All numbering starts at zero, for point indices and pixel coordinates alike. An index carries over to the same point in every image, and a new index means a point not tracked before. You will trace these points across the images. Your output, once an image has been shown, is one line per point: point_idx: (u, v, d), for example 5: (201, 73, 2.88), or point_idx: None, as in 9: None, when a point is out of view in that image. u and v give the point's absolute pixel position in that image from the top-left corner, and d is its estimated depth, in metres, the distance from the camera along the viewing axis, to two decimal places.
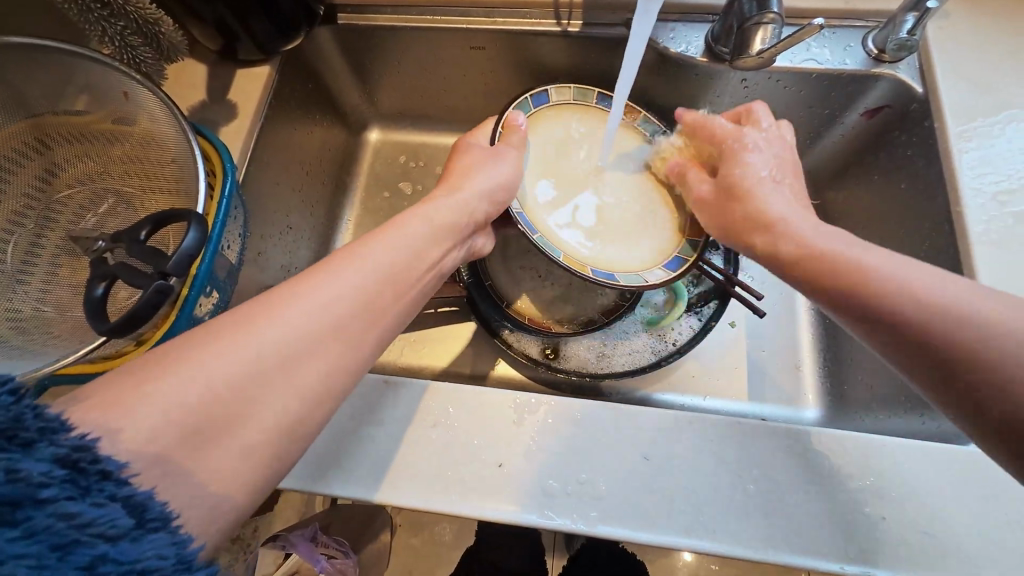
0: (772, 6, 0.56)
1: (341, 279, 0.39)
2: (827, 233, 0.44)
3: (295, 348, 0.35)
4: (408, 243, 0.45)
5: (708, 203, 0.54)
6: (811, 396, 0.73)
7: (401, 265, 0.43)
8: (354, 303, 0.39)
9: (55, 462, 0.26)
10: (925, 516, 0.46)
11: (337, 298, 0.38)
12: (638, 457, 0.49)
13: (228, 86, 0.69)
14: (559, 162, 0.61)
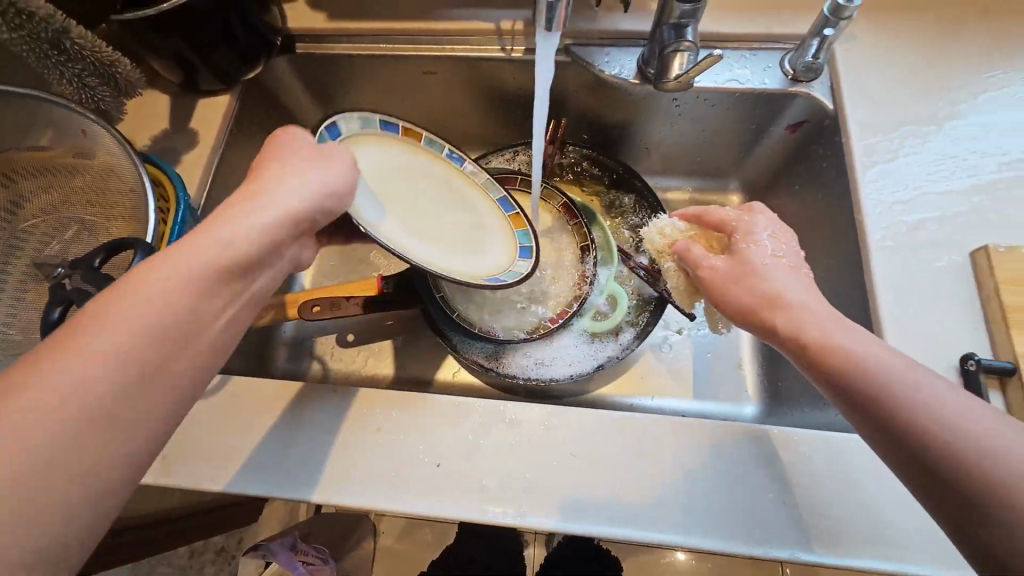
0: (687, 35, 0.61)
1: (118, 327, 0.33)
2: (800, 288, 0.48)
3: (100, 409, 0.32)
4: (212, 247, 0.38)
5: (723, 288, 0.51)
6: (750, 393, 0.77)
7: (203, 283, 0.37)
8: (148, 338, 0.34)
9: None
10: (822, 503, 0.51)
11: (128, 349, 0.33)
12: (565, 454, 0.53)
13: (191, 115, 0.73)
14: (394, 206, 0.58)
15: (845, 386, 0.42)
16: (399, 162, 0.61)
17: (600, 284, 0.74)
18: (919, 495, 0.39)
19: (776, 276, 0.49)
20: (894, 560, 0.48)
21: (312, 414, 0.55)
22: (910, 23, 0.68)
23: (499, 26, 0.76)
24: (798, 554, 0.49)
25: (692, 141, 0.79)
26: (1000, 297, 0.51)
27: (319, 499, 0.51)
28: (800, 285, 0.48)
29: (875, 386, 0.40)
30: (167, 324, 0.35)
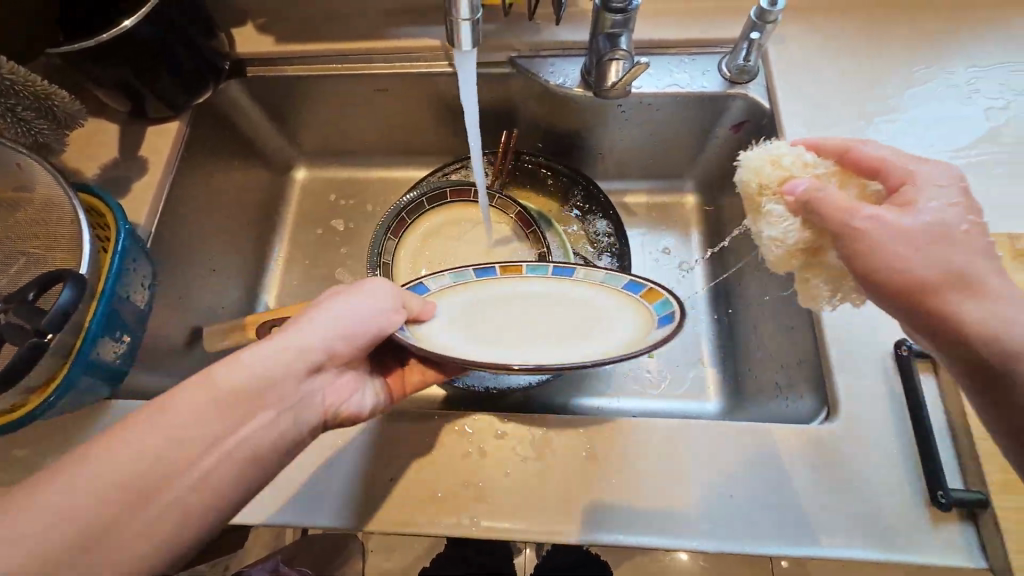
0: (621, 44, 0.62)
1: (163, 429, 0.37)
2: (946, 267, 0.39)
3: (136, 484, 0.35)
4: (249, 369, 0.40)
5: (862, 251, 0.41)
6: (714, 388, 0.77)
7: (237, 402, 0.39)
8: (183, 443, 0.37)
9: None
10: (780, 493, 0.48)
11: (167, 451, 0.36)
12: (517, 458, 0.52)
13: (140, 142, 0.73)
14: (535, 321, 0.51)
15: (1006, 383, 0.39)
16: (483, 293, 0.54)
17: None
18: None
19: (943, 241, 0.40)
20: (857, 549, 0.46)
21: None
22: (836, 23, 0.71)
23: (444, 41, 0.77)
24: (757, 548, 0.46)
25: (643, 145, 0.80)
26: None
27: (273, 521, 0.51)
28: (986, 259, 0.40)
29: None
30: (179, 446, 0.37)
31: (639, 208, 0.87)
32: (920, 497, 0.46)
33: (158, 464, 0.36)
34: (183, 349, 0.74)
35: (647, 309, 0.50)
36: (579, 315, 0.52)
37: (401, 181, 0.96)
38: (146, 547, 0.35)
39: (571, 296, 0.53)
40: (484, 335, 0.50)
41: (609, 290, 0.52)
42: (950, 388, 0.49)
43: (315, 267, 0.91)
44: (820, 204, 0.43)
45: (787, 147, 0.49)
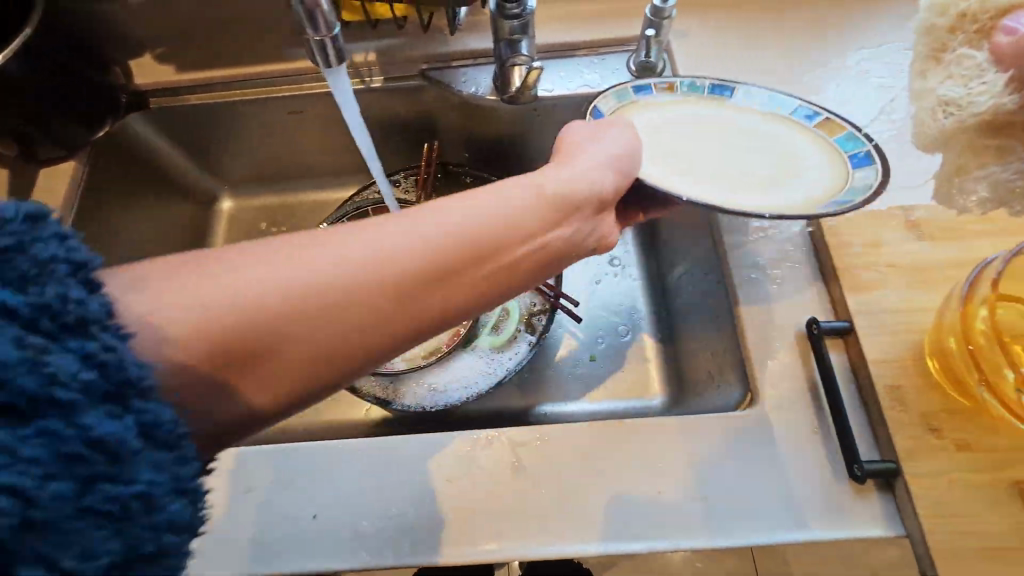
0: (521, 49, 0.63)
1: (383, 242, 0.32)
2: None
3: (315, 309, 0.30)
4: (566, 181, 0.42)
5: None
6: (659, 384, 0.77)
7: (498, 226, 0.36)
8: (388, 266, 0.32)
9: (163, 477, 0.26)
10: (708, 486, 0.47)
11: (358, 278, 0.31)
12: (440, 480, 0.50)
13: (33, 186, 0.69)
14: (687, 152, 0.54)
15: None
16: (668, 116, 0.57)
17: None
18: None
19: None
20: (786, 532, 0.45)
21: None
22: (733, 15, 0.73)
23: (352, 59, 0.74)
24: (688, 543, 0.46)
25: None
26: (832, 261, 0.53)
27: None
28: None
29: None
30: (296, 287, 0.30)
31: None
32: (840, 473, 0.47)
33: (383, 271, 0.31)
34: None
35: (836, 152, 0.53)
36: (775, 146, 0.55)
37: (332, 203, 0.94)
38: (417, 326, 0.33)
39: (793, 142, 0.56)
40: (669, 148, 0.55)
41: (783, 114, 0.58)
42: (859, 364, 0.50)
43: None
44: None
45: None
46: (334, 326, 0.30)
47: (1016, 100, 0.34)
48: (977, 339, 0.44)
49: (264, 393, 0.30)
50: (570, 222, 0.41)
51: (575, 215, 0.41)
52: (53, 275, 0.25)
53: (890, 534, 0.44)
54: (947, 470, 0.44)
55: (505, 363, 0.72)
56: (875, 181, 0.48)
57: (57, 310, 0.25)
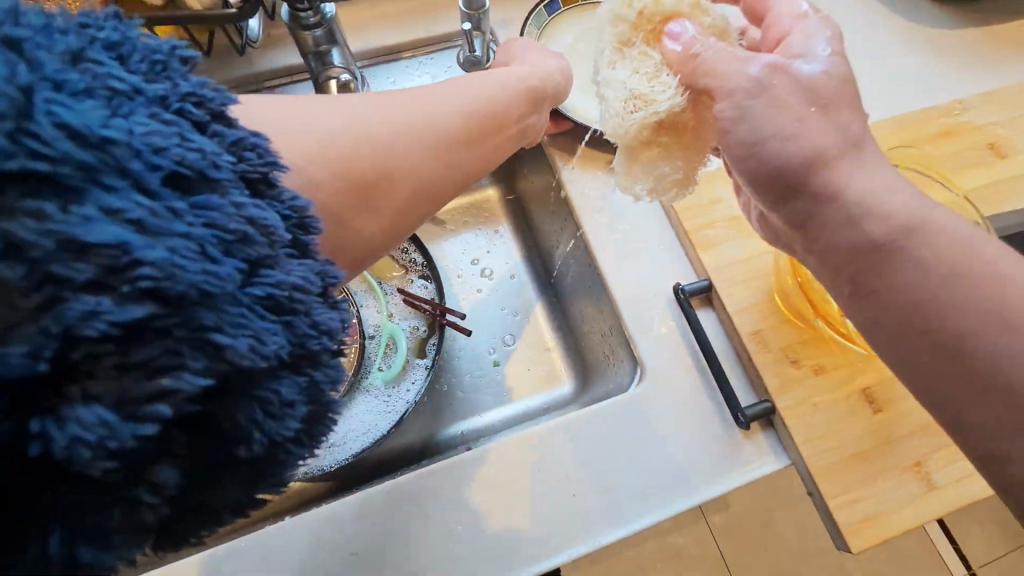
0: (332, 61, 0.57)
1: (433, 110, 0.42)
2: (790, 114, 0.40)
3: (392, 149, 0.38)
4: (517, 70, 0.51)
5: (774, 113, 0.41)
6: (565, 370, 0.78)
7: (482, 103, 0.46)
8: (446, 124, 0.42)
9: (311, 274, 0.28)
10: (615, 473, 0.48)
11: (420, 129, 0.40)
12: (345, 554, 0.45)
13: None
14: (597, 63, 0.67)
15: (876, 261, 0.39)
16: (580, 32, 0.68)
17: (375, 330, 0.69)
18: (909, 364, 0.39)
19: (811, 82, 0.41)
20: (694, 493, 0.47)
21: None
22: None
23: None
24: (608, 538, 0.46)
25: None
26: (682, 225, 0.56)
27: None
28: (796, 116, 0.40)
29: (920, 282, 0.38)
30: (397, 143, 0.39)
31: (452, 217, 0.86)
32: (727, 424, 0.49)
33: (443, 123, 0.42)
34: None
35: None
36: None
37: None
38: (468, 175, 0.44)
39: None
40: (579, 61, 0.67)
41: None
42: (724, 316, 0.53)
43: None
44: (699, 61, 0.44)
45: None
46: (412, 164, 0.39)
47: (682, 100, 0.46)
48: (805, 273, 0.48)
49: (382, 221, 0.39)
50: (531, 104, 0.51)
51: (541, 106, 0.53)
52: (173, 72, 0.27)
53: (778, 466, 0.48)
54: (811, 394, 0.48)
55: (406, 395, 0.66)
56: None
57: (194, 99, 0.27)
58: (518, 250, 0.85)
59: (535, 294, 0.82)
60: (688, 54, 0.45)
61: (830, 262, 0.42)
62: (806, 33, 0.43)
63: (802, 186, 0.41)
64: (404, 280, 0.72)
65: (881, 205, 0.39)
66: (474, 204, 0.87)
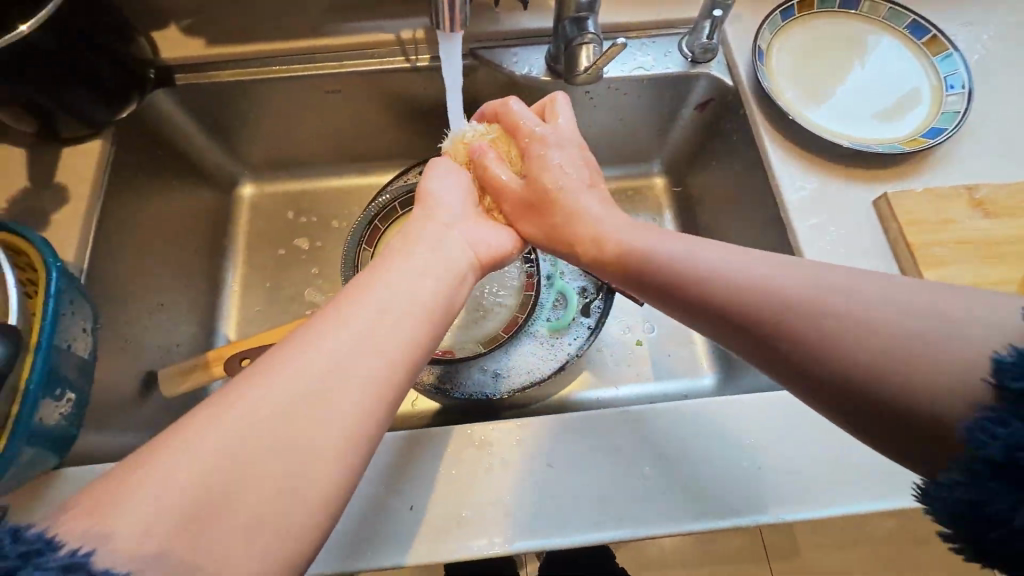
0: (589, 28, 0.61)
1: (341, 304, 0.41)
2: (592, 199, 0.54)
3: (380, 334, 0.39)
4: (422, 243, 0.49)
5: (547, 211, 0.56)
6: (707, 364, 0.79)
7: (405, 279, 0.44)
8: (420, 281, 0.44)
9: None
10: (803, 461, 0.49)
11: (384, 297, 0.42)
12: (540, 466, 0.50)
13: (59, 166, 0.65)
14: (825, 69, 0.67)
15: (729, 315, 0.40)
16: (813, 36, 0.68)
17: (547, 283, 0.74)
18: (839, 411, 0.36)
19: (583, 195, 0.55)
20: (885, 500, 0.48)
21: None
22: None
23: (399, 36, 0.72)
24: (792, 516, 0.47)
25: (610, 130, 0.79)
26: (904, 238, 0.55)
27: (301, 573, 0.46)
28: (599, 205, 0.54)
29: (783, 323, 0.37)
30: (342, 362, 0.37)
31: None
32: None
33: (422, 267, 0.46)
34: (137, 398, 0.66)
35: (937, 76, 0.64)
36: (886, 67, 0.66)
37: (365, 189, 0.91)
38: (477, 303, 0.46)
39: (901, 61, 0.66)
40: (806, 64, 0.67)
41: (894, 28, 0.67)
42: None
43: (277, 292, 0.84)
44: (479, 158, 0.60)
45: (470, 125, 0.66)
46: (321, 369, 0.36)
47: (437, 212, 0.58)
48: None
49: (366, 393, 0.37)
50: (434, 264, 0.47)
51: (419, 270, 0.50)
52: None
53: None
54: None
55: (568, 348, 0.71)
56: (963, 106, 0.61)
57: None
58: None
59: None
60: (430, 181, 0.59)
61: (732, 337, 0.41)
62: (548, 148, 0.58)
63: (662, 280, 0.45)
64: None
65: (688, 263, 0.44)
66: (631, 193, 0.86)
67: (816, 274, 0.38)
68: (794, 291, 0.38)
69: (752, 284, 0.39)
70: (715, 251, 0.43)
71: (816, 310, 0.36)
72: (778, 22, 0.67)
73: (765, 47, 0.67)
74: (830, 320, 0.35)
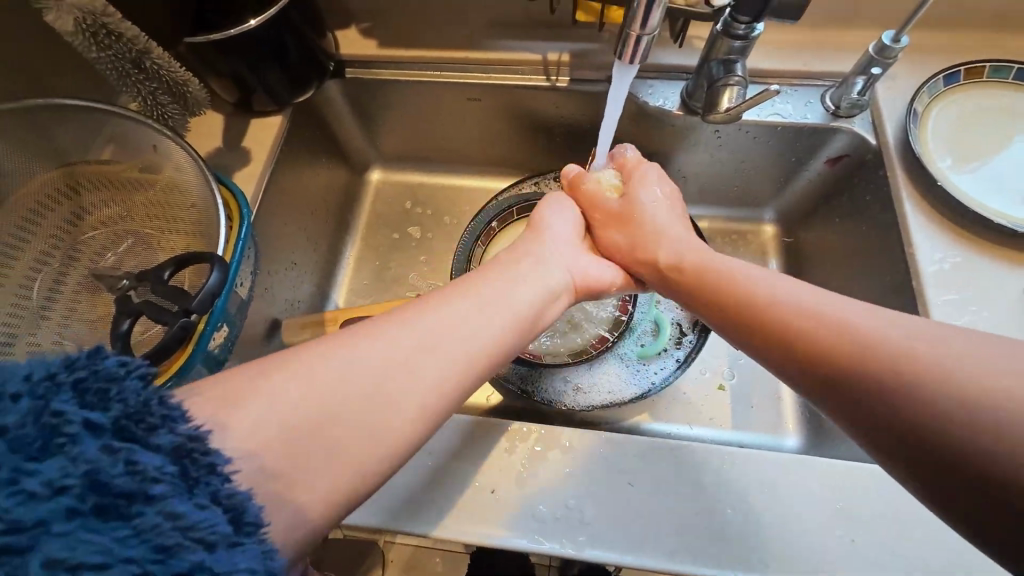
0: (737, 70, 0.63)
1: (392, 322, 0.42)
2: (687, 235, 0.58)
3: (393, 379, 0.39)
4: (495, 283, 0.49)
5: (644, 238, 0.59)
6: (792, 424, 0.75)
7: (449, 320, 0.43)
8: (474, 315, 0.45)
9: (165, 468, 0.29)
10: (906, 545, 0.46)
11: (432, 329, 0.42)
12: (622, 482, 0.50)
13: (244, 133, 0.76)
14: (987, 141, 0.63)
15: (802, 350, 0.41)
16: (978, 105, 0.64)
17: (642, 310, 0.75)
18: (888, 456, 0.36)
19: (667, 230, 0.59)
20: None
21: None
22: (963, 56, 0.68)
23: (546, 57, 0.78)
24: None
25: (730, 171, 0.79)
26: None
27: (387, 528, 0.49)
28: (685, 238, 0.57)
29: (852, 355, 0.38)
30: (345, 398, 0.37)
31: (712, 236, 0.85)
32: None
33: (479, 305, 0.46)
34: (262, 340, 0.75)
35: None
36: None
37: (476, 191, 0.97)
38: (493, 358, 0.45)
39: None
40: (966, 133, 0.63)
41: None
42: None
43: (384, 271, 0.92)
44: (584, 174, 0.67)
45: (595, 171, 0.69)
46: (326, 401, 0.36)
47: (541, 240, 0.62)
48: None
49: (367, 442, 0.37)
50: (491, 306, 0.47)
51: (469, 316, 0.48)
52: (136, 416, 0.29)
53: None
54: None
55: (654, 376, 0.71)
56: None
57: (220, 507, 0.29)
58: None
59: None
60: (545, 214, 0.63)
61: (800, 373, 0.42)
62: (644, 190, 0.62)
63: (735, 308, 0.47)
64: None
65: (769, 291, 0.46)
66: (739, 234, 0.85)
67: (904, 327, 0.38)
68: (878, 332, 0.38)
69: (840, 327, 0.40)
70: (802, 304, 0.43)
71: (903, 377, 0.35)
72: (940, 87, 0.64)
73: (920, 111, 0.64)
74: (910, 359, 0.36)
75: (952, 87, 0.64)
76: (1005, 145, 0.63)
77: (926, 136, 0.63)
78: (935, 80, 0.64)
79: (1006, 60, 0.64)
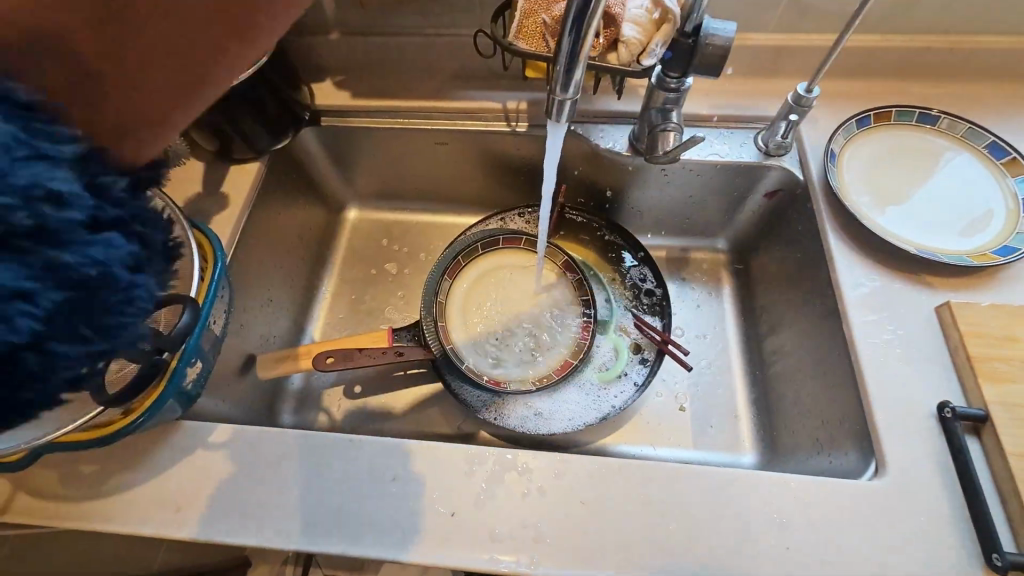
0: (672, 117, 0.70)
1: None
2: None
3: None
4: None
5: None
6: (748, 441, 0.78)
7: None
8: None
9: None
10: (835, 549, 0.50)
11: None
12: (574, 501, 0.53)
13: (223, 179, 0.81)
14: (898, 177, 0.70)
15: None
16: (890, 145, 0.72)
17: (604, 337, 0.80)
18: None
19: None
20: None
21: (351, 468, 0.56)
22: (873, 101, 0.76)
23: (506, 105, 0.85)
24: None
25: (682, 205, 0.86)
26: (966, 349, 0.57)
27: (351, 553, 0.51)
28: None
29: None
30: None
31: (669, 263, 0.91)
32: (972, 558, 0.49)
33: None
34: (237, 376, 0.77)
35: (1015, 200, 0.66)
36: (962, 183, 0.69)
37: (448, 227, 1.02)
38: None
39: (979, 179, 0.69)
40: (879, 170, 0.71)
41: (973, 146, 0.71)
42: (994, 453, 0.52)
43: (359, 304, 0.95)
44: None
45: None
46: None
47: None
48: None
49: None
50: None
51: None
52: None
53: None
54: None
55: (615, 400, 0.75)
56: None
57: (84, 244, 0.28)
58: (733, 311, 0.86)
59: (733, 353, 0.84)
60: None
61: None
62: None
63: None
64: (637, 303, 0.82)
65: None
66: (696, 261, 0.91)
67: None
68: None
69: None
70: None
71: None
72: (854, 129, 0.72)
73: (838, 151, 0.71)
74: None
75: (864, 130, 0.72)
76: (913, 179, 0.70)
77: (844, 174, 0.71)
78: (849, 124, 0.72)
79: (909, 105, 0.72)
